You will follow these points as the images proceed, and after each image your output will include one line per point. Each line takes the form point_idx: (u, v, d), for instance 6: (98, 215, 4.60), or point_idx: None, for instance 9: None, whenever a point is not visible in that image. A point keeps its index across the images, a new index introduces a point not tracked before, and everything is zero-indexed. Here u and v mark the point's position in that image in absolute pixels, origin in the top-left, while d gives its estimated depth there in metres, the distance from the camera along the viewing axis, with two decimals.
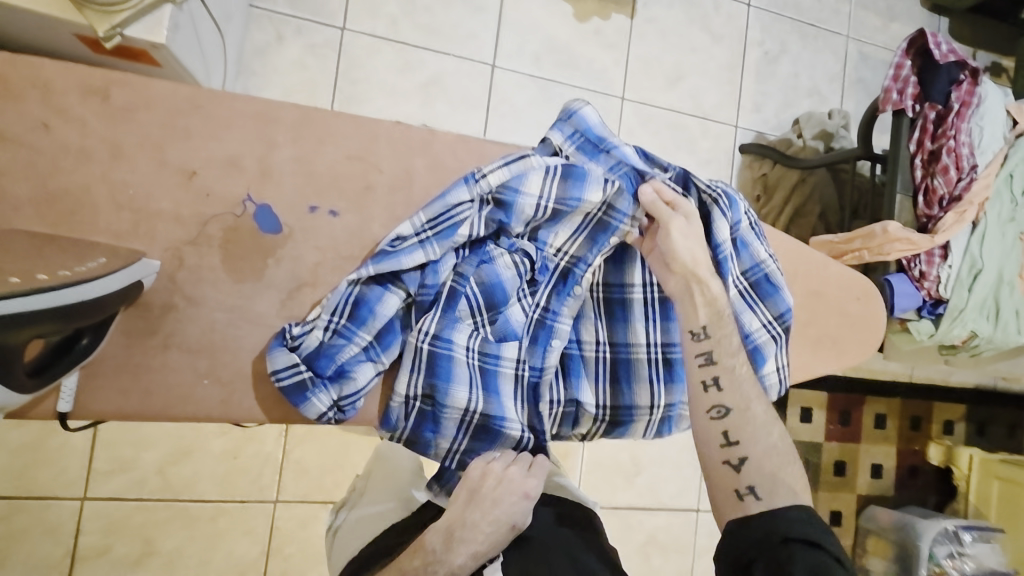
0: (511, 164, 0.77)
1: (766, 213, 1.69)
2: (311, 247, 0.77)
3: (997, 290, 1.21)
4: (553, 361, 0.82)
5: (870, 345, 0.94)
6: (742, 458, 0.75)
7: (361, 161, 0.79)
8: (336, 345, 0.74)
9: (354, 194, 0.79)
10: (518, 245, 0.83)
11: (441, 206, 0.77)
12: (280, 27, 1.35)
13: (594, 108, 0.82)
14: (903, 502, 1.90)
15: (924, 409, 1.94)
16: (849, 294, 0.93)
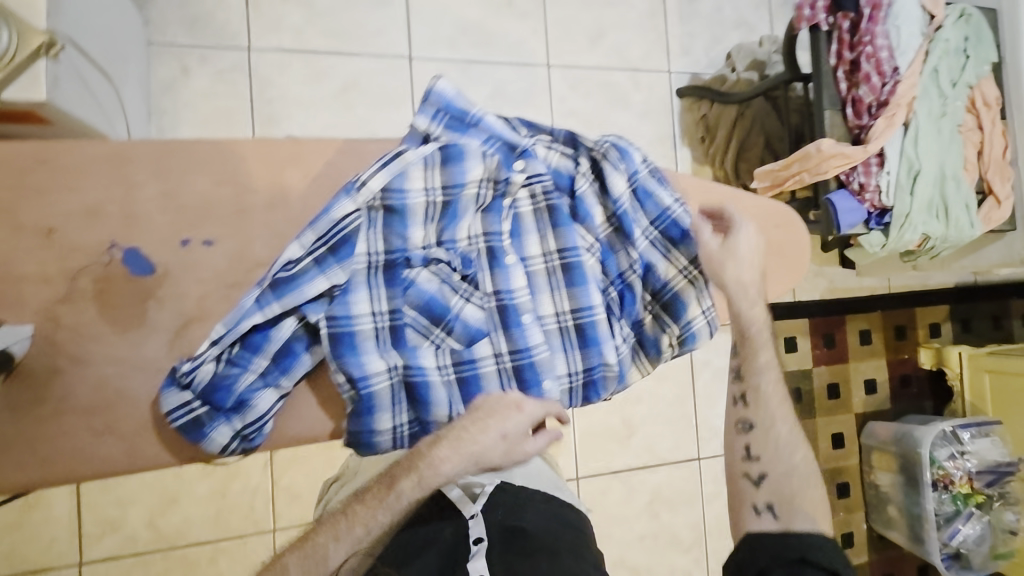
0: (388, 164, 0.72)
1: (712, 154, 1.67)
2: (192, 282, 0.73)
3: (941, 187, 1.20)
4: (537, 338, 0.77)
5: (797, 273, 0.92)
6: (761, 474, 0.88)
7: (232, 185, 0.75)
8: (231, 375, 0.69)
9: (227, 219, 0.74)
10: (432, 254, 0.74)
11: (329, 223, 0.70)
12: (184, 59, 1.33)
13: (448, 80, 0.76)
14: (901, 413, 1.91)
15: (907, 317, 1.94)
16: (769, 223, 0.91)
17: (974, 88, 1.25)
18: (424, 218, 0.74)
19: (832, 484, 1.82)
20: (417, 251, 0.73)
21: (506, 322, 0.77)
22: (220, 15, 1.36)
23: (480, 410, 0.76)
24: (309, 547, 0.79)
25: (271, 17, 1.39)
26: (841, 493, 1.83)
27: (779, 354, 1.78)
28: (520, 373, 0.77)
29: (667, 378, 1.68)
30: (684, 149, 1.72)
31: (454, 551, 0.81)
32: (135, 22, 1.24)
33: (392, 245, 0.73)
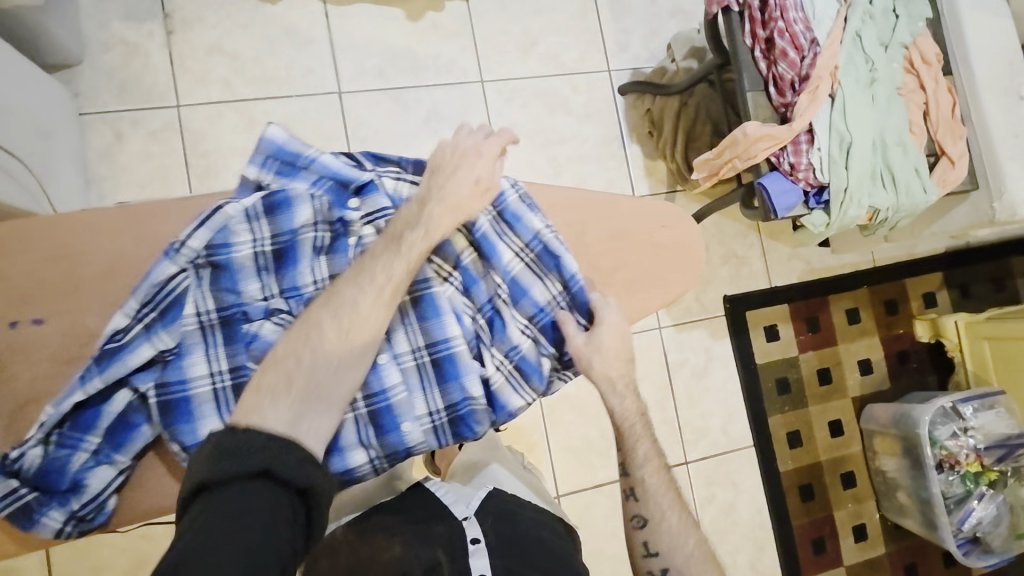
0: (208, 223, 0.78)
1: (661, 147, 1.62)
2: (30, 363, 0.76)
3: (883, 156, 1.13)
4: (393, 380, 0.79)
5: (693, 272, 0.90)
6: (663, 568, 0.84)
7: (65, 261, 0.78)
8: (63, 457, 0.73)
9: (61, 297, 0.77)
10: (272, 306, 0.79)
11: (151, 287, 0.76)
12: (116, 125, 1.35)
13: (279, 128, 0.83)
14: (902, 391, 1.80)
15: (898, 290, 1.83)
16: (653, 223, 0.89)
17: (910, 47, 1.18)
18: (256, 271, 0.79)
19: (834, 475, 1.73)
20: (255, 304, 0.79)
21: None
22: (146, 77, 1.38)
23: (337, 461, 0.76)
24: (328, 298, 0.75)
25: (197, 71, 1.41)
26: (845, 483, 1.74)
27: (760, 345, 1.71)
28: (377, 417, 0.78)
29: (643, 383, 1.61)
30: (634, 146, 1.68)
31: (451, 545, 0.82)
32: (61, 95, 1.27)
33: (225, 302, 0.78)
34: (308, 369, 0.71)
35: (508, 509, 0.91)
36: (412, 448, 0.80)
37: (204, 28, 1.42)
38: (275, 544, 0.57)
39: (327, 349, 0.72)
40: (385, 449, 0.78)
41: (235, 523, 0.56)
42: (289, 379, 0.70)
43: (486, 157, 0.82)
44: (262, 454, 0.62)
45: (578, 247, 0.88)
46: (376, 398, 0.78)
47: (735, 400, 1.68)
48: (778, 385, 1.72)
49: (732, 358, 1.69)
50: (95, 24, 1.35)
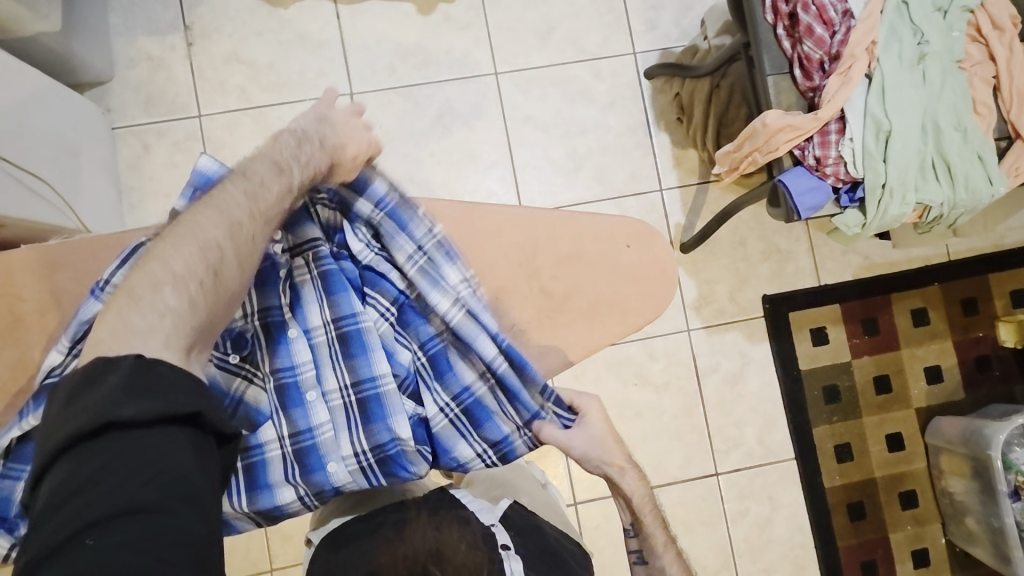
0: (129, 260, 0.75)
1: (692, 134, 1.49)
2: None
3: (932, 143, 0.97)
4: (320, 418, 0.78)
5: (664, 294, 0.83)
6: None
7: (5, 298, 0.81)
8: (7, 486, 0.71)
9: (6, 332, 0.81)
10: None
11: (78, 326, 0.73)
12: (144, 137, 1.42)
13: (208, 159, 0.81)
14: (980, 403, 1.58)
15: (978, 287, 1.59)
16: (615, 243, 0.84)
17: (976, 11, 1.00)
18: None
19: (891, 493, 1.55)
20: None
21: (289, 401, 0.78)
22: (170, 89, 1.43)
23: (265, 497, 0.75)
24: (216, 201, 0.68)
25: (217, 80, 1.45)
26: (905, 503, 1.55)
27: (805, 349, 1.55)
28: (302, 457, 0.77)
29: (668, 388, 1.52)
30: (662, 135, 1.56)
31: (482, 537, 0.79)
32: (93, 112, 1.35)
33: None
34: (210, 283, 0.63)
35: (535, 528, 0.89)
36: (339, 488, 0.77)
37: (222, 38, 1.45)
38: (214, 499, 0.53)
39: (223, 274, 0.65)
40: (311, 489, 0.76)
41: (172, 478, 0.51)
42: (174, 292, 0.61)
43: (363, 126, 0.81)
44: (190, 394, 0.55)
45: (532, 268, 0.82)
46: (302, 437, 0.77)
47: (773, 408, 1.55)
48: (825, 393, 1.55)
49: (772, 362, 1.55)
50: (124, 41, 1.42)
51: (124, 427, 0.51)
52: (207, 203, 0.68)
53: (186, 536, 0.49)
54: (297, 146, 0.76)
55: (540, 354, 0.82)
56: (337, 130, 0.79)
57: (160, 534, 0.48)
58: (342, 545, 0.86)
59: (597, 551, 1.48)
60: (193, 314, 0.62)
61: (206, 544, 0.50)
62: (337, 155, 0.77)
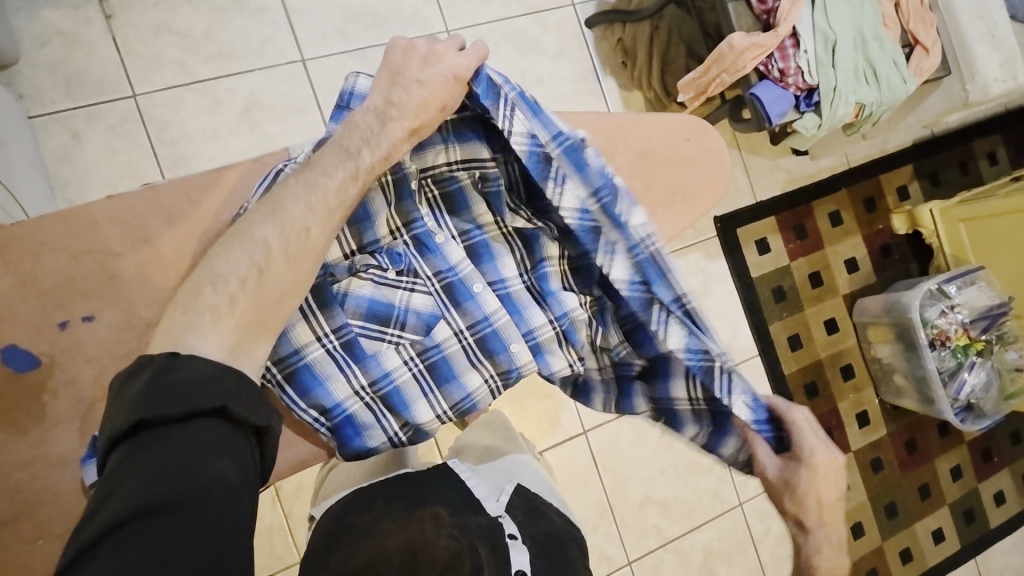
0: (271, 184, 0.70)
1: (637, 76, 1.56)
2: (82, 363, 0.68)
3: (864, 50, 1.15)
4: (493, 304, 0.82)
5: (722, 180, 0.86)
6: None
7: (89, 255, 0.69)
8: None
9: (97, 291, 0.69)
10: (357, 263, 0.77)
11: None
12: (71, 124, 1.26)
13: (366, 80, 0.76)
14: (889, 282, 1.89)
15: (874, 188, 1.89)
16: (676, 139, 0.86)
17: None
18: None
19: (835, 369, 1.82)
20: (339, 264, 0.76)
21: (455, 298, 0.82)
22: (94, 68, 1.27)
23: (456, 389, 0.81)
24: (274, 210, 0.63)
25: (148, 55, 1.31)
26: (846, 376, 1.83)
27: (754, 258, 1.75)
28: (482, 343, 0.82)
29: None
30: (609, 80, 1.63)
31: (494, 534, 0.70)
32: (7, 99, 1.17)
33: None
34: (254, 280, 0.60)
35: (549, 526, 0.79)
36: (522, 368, 0.83)
37: (146, 8, 1.31)
38: (242, 489, 0.51)
39: (274, 264, 0.62)
40: (498, 369, 0.82)
41: (194, 470, 0.48)
42: (235, 287, 0.60)
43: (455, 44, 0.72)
44: (212, 390, 0.53)
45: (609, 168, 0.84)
46: (481, 327, 0.82)
47: (737, 315, 1.74)
48: (775, 294, 1.77)
49: (730, 276, 1.73)
50: (25, 17, 1.24)
51: (158, 425, 0.50)
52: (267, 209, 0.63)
53: (200, 526, 0.46)
54: (381, 126, 0.69)
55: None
56: (415, 85, 0.69)
57: (174, 529, 0.45)
58: (335, 548, 0.72)
59: (611, 472, 1.57)
60: (256, 310, 0.60)
61: (228, 534, 0.47)
62: (419, 116, 0.69)
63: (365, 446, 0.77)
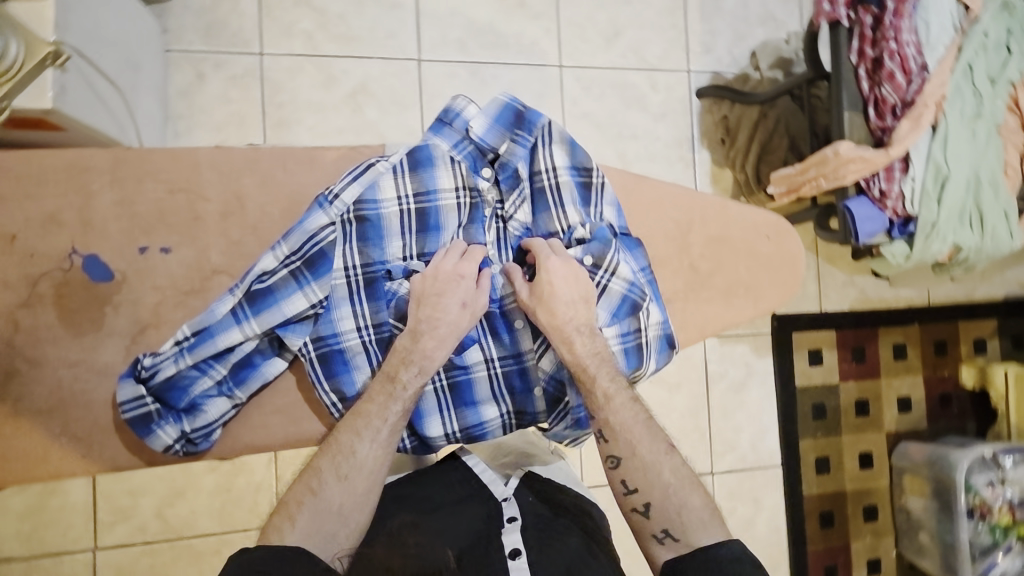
0: (359, 176, 0.74)
1: (732, 156, 1.55)
2: (149, 288, 0.72)
3: (975, 193, 1.10)
4: (526, 344, 0.81)
5: (791, 285, 0.85)
6: (646, 504, 0.74)
7: (186, 193, 0.73)
8: (189, 378, 0.70)
9: (181, 229, 0.73)
10: (412, 268, 0.76)
11: (302, 236, 0.72)
12: (199, 66, 1.36)
13: (474, 102, 0.79)
14: (940, 433, 1.77)
15: (949, 332, 1.79)
16: (756, 233, 0.84)
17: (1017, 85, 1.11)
18: (401, 229, 0.75)
19: (857, 506, 1.71)
20: (396, 264, 0.76)
21: (495, 328, 0.81)
22: (234, 22, 1.37)
23: (471, 415, 0.80)
24: (332, 450, 0.72)
25: (285, 22, 1.40)
26: (867, 515, 1.72)
27: (803, 367, 1.67)
28: (508, 380, 0.81)
29: (681, 388, 1.60)
30: (703, 152, 1.62)
31: (488, 526, 0.79)
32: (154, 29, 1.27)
33: (370, 258, 0.75)
34: (322, 507, 0.69)
35: (554, 499, 0.86)
36: (537, 415, 0.82)
37: None
38: None
39: (340, 483, 0.70)
40: (516, 408, 0.81)
41: None
42: (310, 519, 0.68)
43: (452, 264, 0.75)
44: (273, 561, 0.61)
45: (679, 244, 0.83)
46: (510, 364, 0.81)
47: (769, 418, 1.66)
48: (814, 410, 1.68)
49: (773, 378, 1.67)
50: None
51: None
52: (335, 449, 0.72)
53: None
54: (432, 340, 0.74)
55: (682, 325, 0.83)
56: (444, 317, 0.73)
57: None
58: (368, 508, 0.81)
59: None
60: (330, 532, 0.69)
61: None
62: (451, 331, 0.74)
63: None
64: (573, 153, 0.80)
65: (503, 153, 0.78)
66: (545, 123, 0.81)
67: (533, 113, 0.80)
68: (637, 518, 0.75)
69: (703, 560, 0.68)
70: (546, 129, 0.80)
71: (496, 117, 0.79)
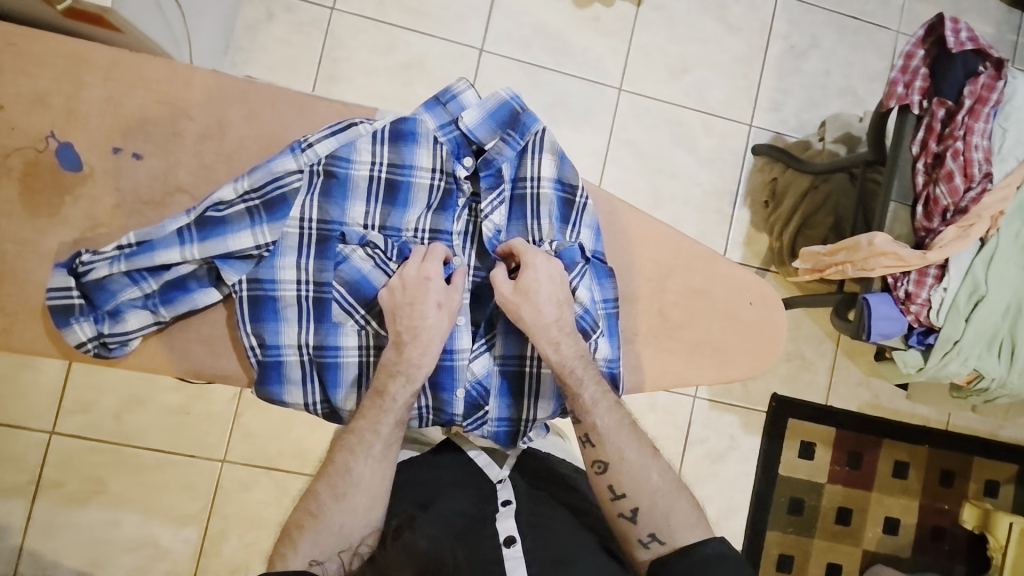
0: (339, 133, 0.74)
1: (772, 222, 1.48)
2: (111, 189, 0.73)
3: (1012, 323, 1.01)
4: (463, 344, 0.78)
5: (764, 360, 0.81)
6: (634, 509, 0.74)
7: (170, 107, 0.74)
8: (120, 283, 0.71)
9: (158, 140, 0.74)
10: (369, 237, 0.75)
11: (266, 175, 0.72)
12: (271, 6, 1.39)
13: (474, 90, 0.77)
14: (922, 568, 1.63)
15: (960, 464, 1.66)
16: (741, 298, 0.81)
17: None
18: (366, 195, 0.74)
19: None
20: (354, 229, 0.74)
21: None
22: None
23: None
24: (330, 470, 0.74)
25: None
26: None
27: (789, 457, 1.58)
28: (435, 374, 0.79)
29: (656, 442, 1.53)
30: (744, 211, 1.56)
31: (480, 509, 0.77)
32: None
33: (328, 216, 0.74)
34: (320, 528, 0.72)
35: (548, 474, 0.84)
36: (453, 417, 0.79)
37: None
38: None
39: (338, 504, 0.73)
40: (436, 404, 0.79)
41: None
42: (309, 542, 0.71)
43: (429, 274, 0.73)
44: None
45: (657, 287, 0.80)
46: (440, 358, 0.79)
47: (740, 498, 1.57)
48: (790, 503, 1.58)
49: (754, 458, 1.58)
50: None
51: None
52: (332, 470, 0.74)
53: None
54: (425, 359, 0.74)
55: (634, 367, 0.80)
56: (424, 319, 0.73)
57: None
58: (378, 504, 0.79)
59: None
60: (329, 554, 0.72)
61: None
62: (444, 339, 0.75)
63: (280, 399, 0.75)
64: (561, 168, 0.78)
65: (489, 149, 0.76)
66: (540, 129, 0.78)
67: (531, 116, 0.78)
68: (624, 523, 0.74)
69: (689, 559, 0.70)
70: (539, 136, 0.78)
71: (491, 112, 0.77)
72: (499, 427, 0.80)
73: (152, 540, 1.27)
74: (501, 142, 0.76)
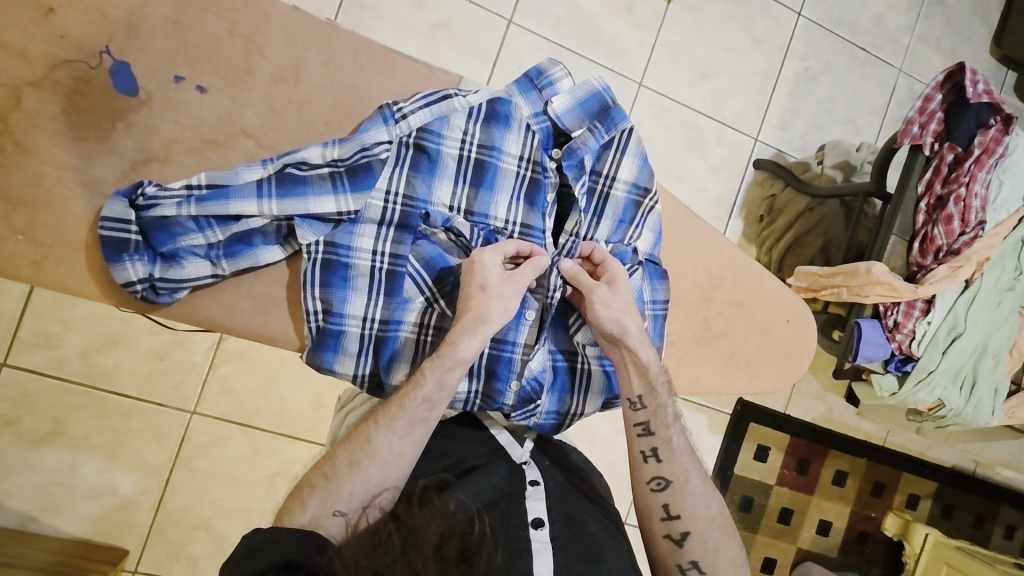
0: (433, 104, 0.74)
1: (765, 235, 1.54)
2: (169, 121, 0.72)
3: (977, 360, 1.12)
4: (524, 336, 0.84)
5: (790, 376, 0.92)
6: (684, 533, 0.75)
7: (245, 41, 0.74)
8: (184, 227, 0.68)
9: (227, 76, 0.74)
10: (454, 222, 0.77)
11: (356, 146, 0.71)
12: None
13: (571, 81, 0.80)
14: (844, 567, 1.79)
15: (890, 477, 1.81)
16: (778, 316, 0.91)
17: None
18: (455, 174, 0.76)
19: None
20: (439, 210, 0.76)
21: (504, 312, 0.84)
22: None
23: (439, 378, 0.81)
24: (353, 438, 0.71)
25: None
26: None
27: (745, 458, 1.68)
28: (494, 366, 0.83)
29: None
30: (738, 221, 1.61)
31: (511, 483, 0.76)
32: None
33: (414, 193, 0.75)
34: (331, 491, 0.67)
35: (570, 466, 0.86)
36: (504, 405, 0.82)
37: None
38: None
39: (351, 472, 0.69)
40: (488, 392, 0.82)
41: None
42: (318, 503, 0.66)
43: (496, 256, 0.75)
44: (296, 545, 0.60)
45: (703, 295, 0.88)
46: (501, 349, 0.83)
47: None
48: (741, 501, 1.68)
49: (714, 456, 1.66)
50: None
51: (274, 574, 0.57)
52: (353, 437, 0.71)
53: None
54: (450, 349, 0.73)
55: (676, 369, 0.86)
56: (497, 298, 0.74)
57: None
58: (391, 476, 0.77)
59: None
60: (338, 514, 0.67)
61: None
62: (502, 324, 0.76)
63: (332, 368, 0.74)
64: (638, 173, 0.83)
65: (576, 138, 0.79)
66: (626, 127, 0.81)
67: (619, 112, 0.81)
68: (669, 544, 0.76)
69: None
70: (625, 135, 0.81)
71: (581, 101, 0.80)
72: (546, 418, 0.85)
73: (112, 488, 1.21)
74: (583, 130, 0.79)
